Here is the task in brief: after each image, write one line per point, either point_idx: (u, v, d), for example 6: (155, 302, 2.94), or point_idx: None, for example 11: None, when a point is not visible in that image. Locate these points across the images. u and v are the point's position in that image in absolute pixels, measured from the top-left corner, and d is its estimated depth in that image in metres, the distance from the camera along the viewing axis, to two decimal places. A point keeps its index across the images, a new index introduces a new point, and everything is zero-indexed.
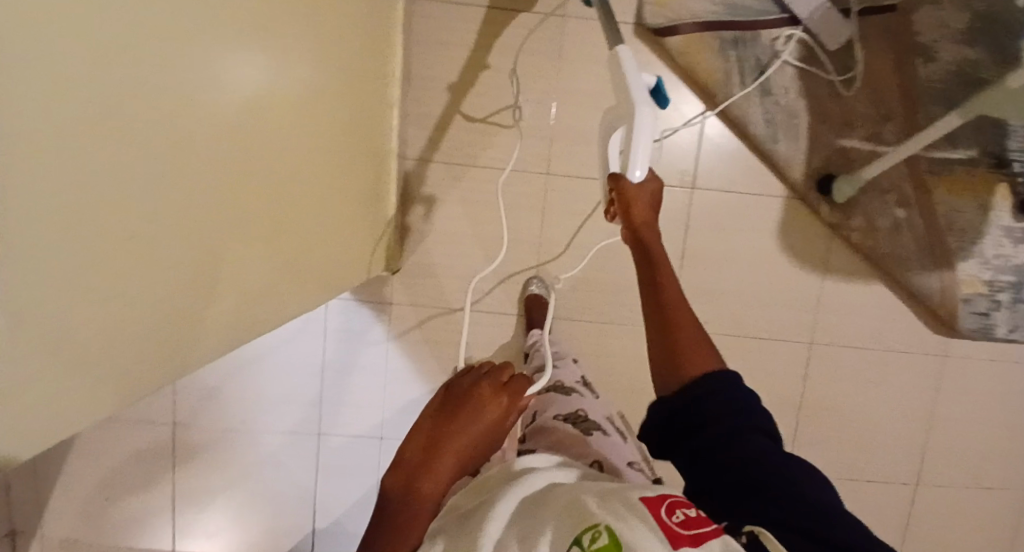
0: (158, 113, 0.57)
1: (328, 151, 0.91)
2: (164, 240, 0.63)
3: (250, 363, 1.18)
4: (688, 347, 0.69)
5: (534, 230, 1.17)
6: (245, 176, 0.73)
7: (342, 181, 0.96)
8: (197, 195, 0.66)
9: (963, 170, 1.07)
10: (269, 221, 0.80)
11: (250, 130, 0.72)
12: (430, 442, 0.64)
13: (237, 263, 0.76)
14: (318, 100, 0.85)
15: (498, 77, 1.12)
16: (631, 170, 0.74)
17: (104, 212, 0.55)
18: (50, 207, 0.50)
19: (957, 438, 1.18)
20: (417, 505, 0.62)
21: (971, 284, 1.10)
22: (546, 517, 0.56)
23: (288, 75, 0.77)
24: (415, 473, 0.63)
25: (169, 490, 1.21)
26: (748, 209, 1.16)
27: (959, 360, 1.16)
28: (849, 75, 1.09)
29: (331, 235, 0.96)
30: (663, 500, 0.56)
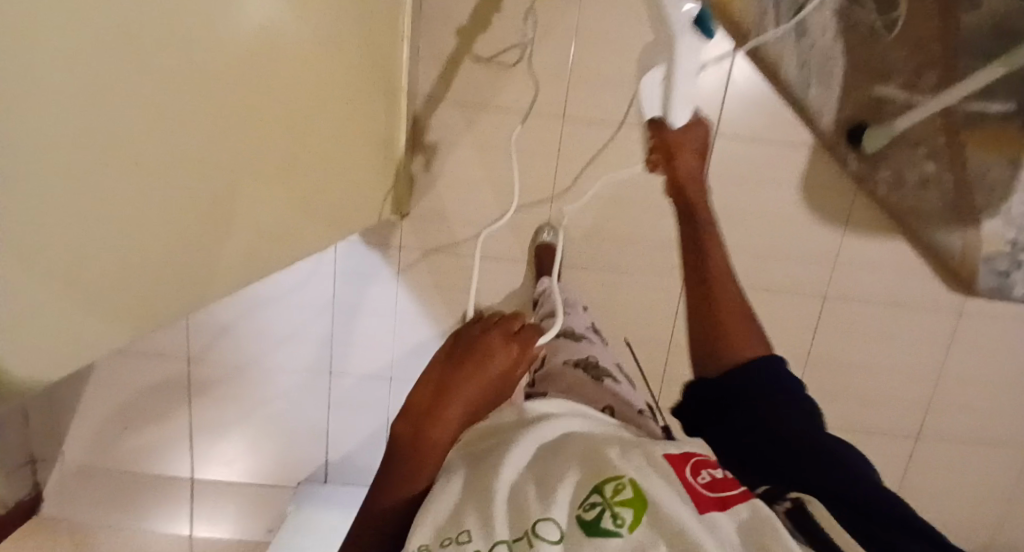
0: (144, 69, 0.52)
1: (334, 97, 0.85)
2: (164, 204, 0.58)
3: (261, 300, 1.17)
4: (731, 325, 0.72)
5: (549, 177, 1.12)
6: (245, 133, 0.68)
7: (349, 125, 0.90)
8: (198, 154, 0.61)
9: (996, 126, 1.02)
10: (275, 175, 0.75)
11: (247, 83, 0.66)
12: (437, 388, 0.57)
13: (242, 220, 0.71)
14: (320, 43, 0.78)
15: (514, 11, 1.04)
16: (674, 121, 0.90)
17: (94, 185, 0.50)
18: (28, 187, 0.45)
19: (961, 393, 1.20)
20: (425, 454, 0.55)
21: (993, 242, 1.08)
22: (564, 460, 0.52)
23: (284, 19, 0.70)
24: (422, 421, 0.56)
25: (184, 424, 1.23)
26: (773, 158, 1.11)
27: (973, 318, 1.16)
28: (891, 16, 1.01)
29: (340, 184, 0.92)
30: (687, 459, 0.53)
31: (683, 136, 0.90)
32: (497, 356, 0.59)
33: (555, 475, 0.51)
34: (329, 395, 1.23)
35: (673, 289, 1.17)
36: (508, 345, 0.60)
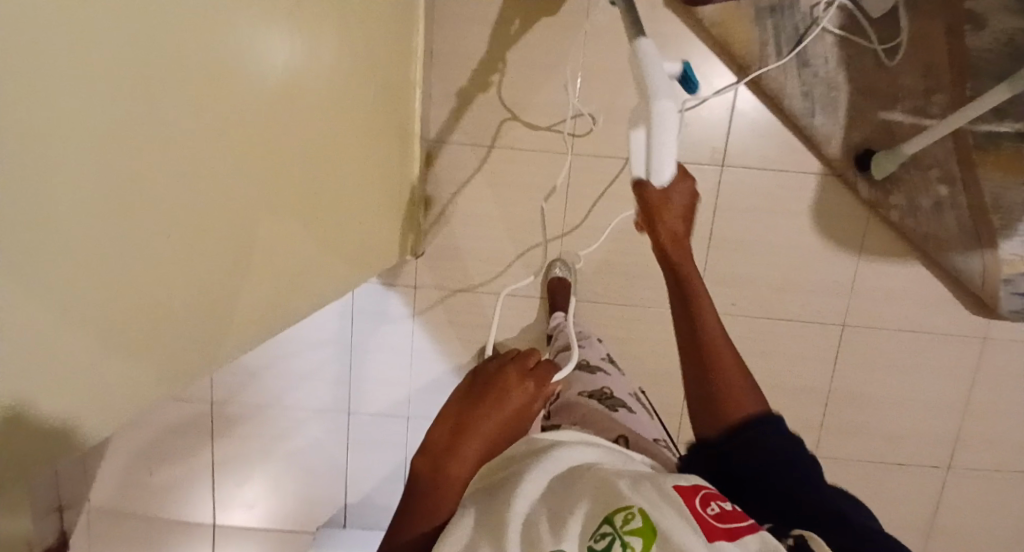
0: (191, 116, 0.55)
1: (353, 142, 0.88)
2: (201, 245, 0.61)
3: (283, 341, 1.19)
4: (729, 395, 0.61)
5: (560, 213, 1.14)
6: (273, 176, 0.71)
7: (367, 169, 0.94)
8: (231, 196, 0.64)
9: (1012, 146, 1.02)
10: (298, 218, 0.78)
11: (278, 129, 0.69)
12: (453, 427, 0.57)
13: (266, 262, 0.73)
14: (342, 91, 0.82)
15: (522, 54, 1.07)
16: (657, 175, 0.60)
17: (146, 224, 0.53)
18: (93, 227, 0.47)
19: (992, 422, 1.16)
20: (443, 492, 0.56)
21: (1014, 264, 1.06)
22: (577, 493, 0.54)
23: (312, 69, 0.74)
24: (440, 459, 0.56)
25: (207, 464, 1.24)
26: (784, 186, 1.11)
27: (999, 344, 1.13)
28: (893, 44, 1.03)
29: (358, 227, 0.95)
30: (696, 490, 0.53)
31: (667, 198, 0.61)
32: (515, 395, 0.58)
33: (568, 506, 0.53)
34: (347, 435, 1.24)
35: None
36: (524, 383, 0.59)
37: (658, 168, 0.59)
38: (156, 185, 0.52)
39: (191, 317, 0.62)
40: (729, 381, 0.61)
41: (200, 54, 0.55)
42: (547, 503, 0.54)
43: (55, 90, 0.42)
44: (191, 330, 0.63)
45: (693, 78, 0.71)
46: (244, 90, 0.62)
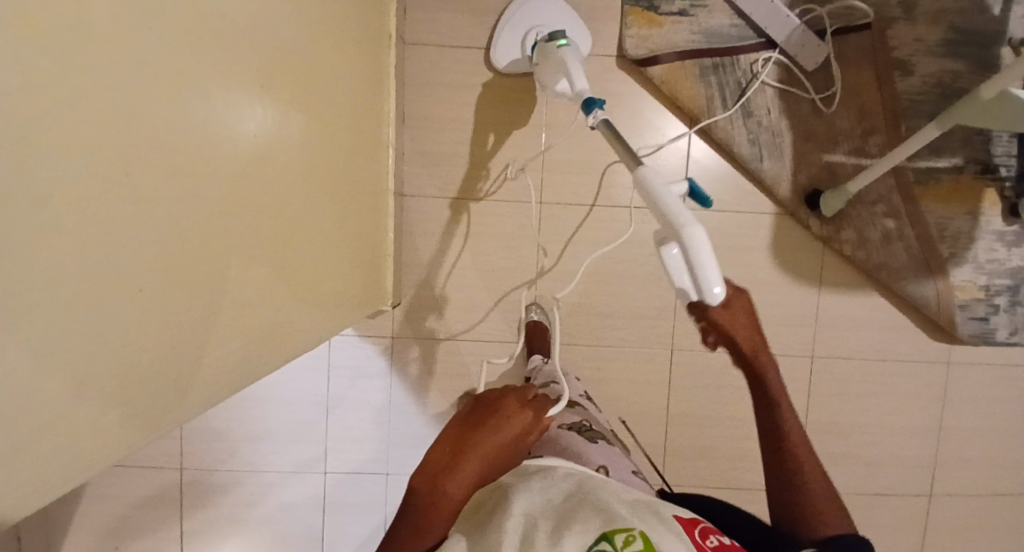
0: (180, 139, 0.57)
1: (338, 189, 0.92)
2: (200, 267, 0.62)
3: (254, 401, 1.18)
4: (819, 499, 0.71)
5: (531, 260, 1.18)
6: (266, 211, 0.73)
7: (351, 217, 0.97)
8: (226, 224, 0.66)
9: (949, 179, 1.11)
10: (291, 255, 0.80)
11: (271, 164, 0.73)
12: (454, 448, 0.61)
13: (258, 297, 0.74)
14: (326, 138, 0.86)
15: (489, 112, 1.15)
16: (709, 288, 0.62)
17: (146, 238, 0.54)
18: (96, 228, 0.49)
19: (966, 444, 1.19)
20: (433, 514, 0.59)
21: (967, 289, 1.12)
22: (575, 507, 0.55)
23: (301, 115, 0.79)
24: (437, 477, 0.59)
25: (176, 537, 1.19)
26: (743, 226, 1.17)
27: (962, 366, 1.18)
28: (828, 93, 1.12)
29: (344, 278, 0.97)
30: (695, 523, 0.56)
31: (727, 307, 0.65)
32: (513, 420, 0.64)
33: (567, 522, 0.53)
34: (323, 497, 1.20)
35: (661, 359, 1.19)
36: (523, 410, 0.65)
37: (706, 281, 0.62)
38: (153, 202, 0.54)
39: (194, 350, 0.63)
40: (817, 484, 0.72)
41: (194, 84, 0.58)
42: (543, 520, 0.53)
43: (60, 110, 0.45)
44: (195, 365, 0.63)
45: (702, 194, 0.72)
46: (236, 130, 0.65)
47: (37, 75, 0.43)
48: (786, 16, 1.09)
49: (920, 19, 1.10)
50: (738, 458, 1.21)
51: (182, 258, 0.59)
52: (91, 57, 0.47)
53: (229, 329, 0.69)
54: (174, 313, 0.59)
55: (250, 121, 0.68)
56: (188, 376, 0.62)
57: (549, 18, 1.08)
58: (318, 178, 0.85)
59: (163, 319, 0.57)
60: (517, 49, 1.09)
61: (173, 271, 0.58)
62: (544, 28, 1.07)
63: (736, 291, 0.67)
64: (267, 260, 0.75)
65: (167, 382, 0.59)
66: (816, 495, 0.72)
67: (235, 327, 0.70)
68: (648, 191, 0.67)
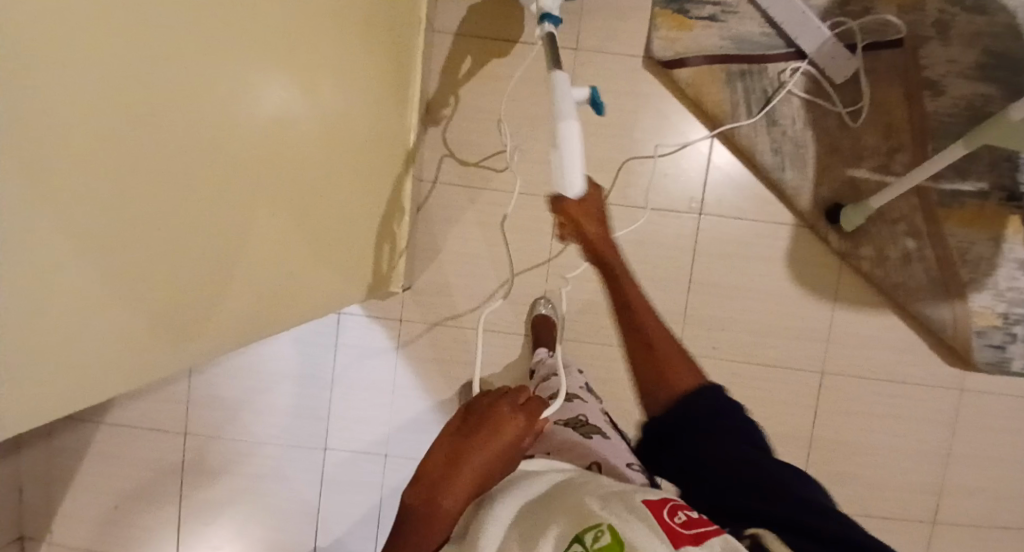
0: (208, 99, 0.58)
1: (359, 167, 0.93)
2: (213, 226, 0.63)
3: (263, 373, 1.20)
4: (666, 356, 0.72)
5: (544, 254, 1.18)
6: (283, 178, 0.74)
7: (370, 195, 0.98)
8: (243, 187, 0.67)
9: (974, 203, 1.09)
10: (306, 223, 0.82)
11: (296, 134, 0.75)
12: (447, 459, 0.59)
13: (267, 261, 0.76)
14: (352, 116, 0.88)
15: (514, 104, 1.16)
16: (569, 184, 0.68)
17: (159, 191, 0.55)
18: (118, 172, 0.50)
19: (974, 474, 1.16)
20: (434, 523, 0.57)
21: (985, 316, 1.10)
22: (550, 510, 0.52)
23: (329, 89, 0.80)
24: (435, 489, 0.58)
25: (176, 501, 1.21)
26: (759, 235, 1.16)
27: (975, 395, 1.15)
28: (856, 107, 1.11)
29: (355, 255, 0.98)
30: (665, 503, 0.52)
31: (584, 201, 0.70)
32: (506, 428, 0.61)
33: (540, 530, 0.50)
34: (322, 473, 1.21)
35: None
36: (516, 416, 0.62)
37: (568, 179, 0.68)
38: (173, 157, 0.56)
39: (194, 299, 0.64)
40: (666, 345, 0.73)
41: (227, 47, 0.60)
42: (518, 531, 0.51)
43: (104, 59, 0.46)
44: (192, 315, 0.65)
45: (599, 101, 0.83)
46: (264, 97, 0.67)
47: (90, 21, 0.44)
48: (818, 27, 1.09)
49: (954, 40, 1.09)
50: None
51: (196, 210, 0.60)
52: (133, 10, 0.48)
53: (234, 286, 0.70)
54: (180, 260, 0.60)
55: (279, 90, 0.69)
56: (181, 324, 0.64)
57: None
58: (342, 154, 0.87)
59: (169, 265, 0.59)
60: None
61: (186, 221, 0.59)
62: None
63: (592, 186, 0.71)
64: (282, 226, 0.77)
65: (159, 325, 0.61)
66: (667, 352, 0.72)
67: (238, 286, 0.71)
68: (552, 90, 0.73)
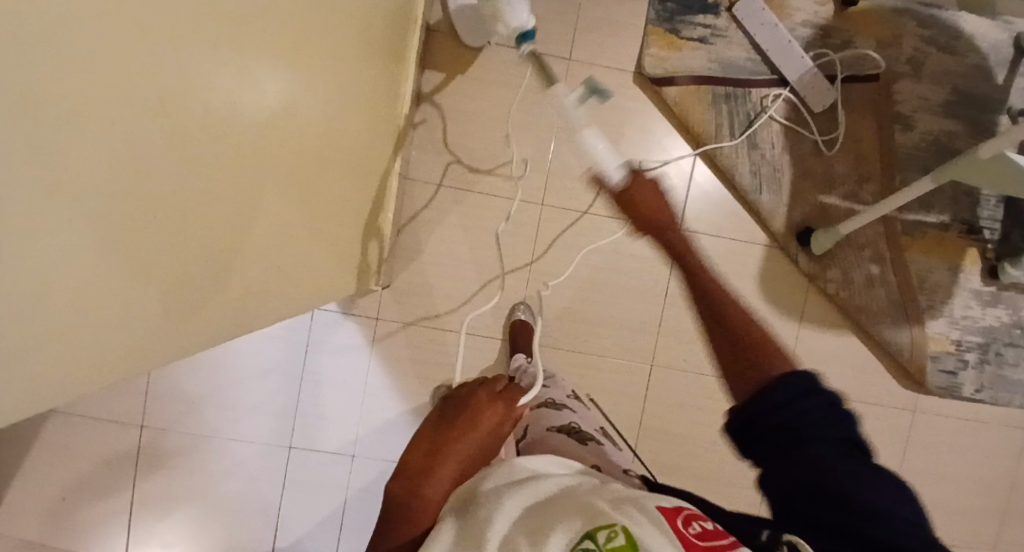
0: (208, 71, 0.56)
1: (353, 162, 0.92)
2: (191, 204, 0.60)
3: (226, 366, 1.16)
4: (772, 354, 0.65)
5: (527, 259, 1.19)
6: (276, 165, 0.72)
7: (359, 189, 0.96)
8: (230, 165, 0.64)
9: (935, 233, 1.17)
10: (295, 214, 0.80)
11: (295, 120, 0.73)
12: (429, 450, 0.68)
13: (251, 250, 0.73)
14: (351, 107, 0.86)
15: (506, 110, 1.17)
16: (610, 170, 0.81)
17: (141, 159, 0.52)
18: (107, 132, 0.47)
19: (924, 493, 1.23)
20: (420, 508, 0.62)
21: (939, 341, 1.18)
22: (562, 509, 0.54)
23: (332, 79, 0.79)
24: (420, 476, 0.65)
25: (128, 496, 1.15)
26: (736, 253, 1.19)
27: (927, 416, 1.22)
28: (831, 136, 1.16)
29: (341, 251, 0.96)
30: (678, 510, 0.53)
31: (635, 188, 0.79)
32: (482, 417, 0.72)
33: (551, 523, 0.52)
34: (284, 472, 1.18)
35: (642, 374, 1.21)
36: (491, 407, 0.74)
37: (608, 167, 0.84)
38: (162, 129, 0.53)
39: (176, 275, 0.62)
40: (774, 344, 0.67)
41: (231, 21, 0.58)
42: (529, 526, 0.53)
43: (108, 17, 0.44)
44: (173, 289, 0.63)
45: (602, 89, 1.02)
46: (265, 81, 0.65)
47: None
48: (800, 57, 1.13)
49: (926, 78, 1.16)
50: (703, 482, 1.22)
51: (187, 184, 0.58)
52: None
53: (213, 268, 0.67)
54: (163, 235, 0.58)
55: (282, 72, 0.68)
56: (148, 300, 0.60)
57: None
58: (338, 146, 0.85)
59: (153, 236, 0.56)
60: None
61: (176, 194, 0.57)
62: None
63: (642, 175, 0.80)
64: (269, 216, 0.74)
65: (136, 300, 0.58)
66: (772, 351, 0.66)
67: (223, 269, 0.69)
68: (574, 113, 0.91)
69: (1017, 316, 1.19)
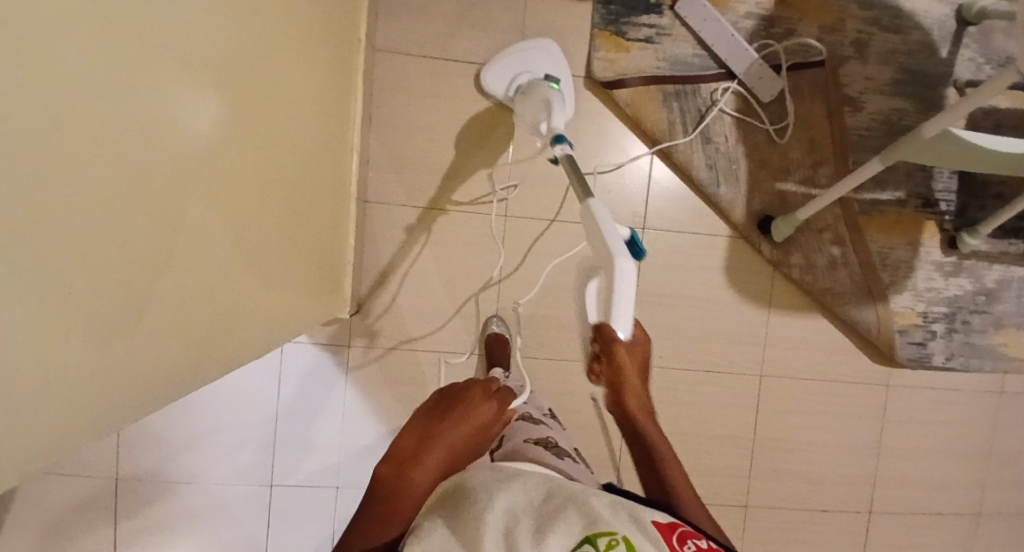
0: (147, 126, 0.55)
1: (308, 190, 0.91)
2: (150, 259, 0.59)
3: (200, 407, 1.14)
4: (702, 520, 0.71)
5: (494, 270, 1.19)
6: (227, 206, 0.71)
7: (315, 217, 0.95)
8: (183, 216, 0.63)
9: (892, 210, 1.19)
10: (252, 252, 0.79)
11: (243, 156, 0.72)
12: (421, 436, 0.67)
13: (214, 297, 0.72)
14: (301, 136, 0.86)
15: (461, 125, 1.16)
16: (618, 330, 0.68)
17: (95, 225, 0.51)
18: (59, 202, 0.46)
19: (904, 463, 1.25)
20: (405, 495, 0.62)
21: (906, 316, 1.21)
22: (559, 505, 0.53)
23: (279, 111, 0.78)
24: (407, 463, 0.64)
25: (110, 546, 1.13)
26: (701, 247, 1.20)
27: (901, 388, 1.24)
28: (782, 124, 1.18)
29: (304, 280, 0.96)
30: (673, 528, 0.54)
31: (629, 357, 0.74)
32: (478, 411, 0.71)
33: (550, 521, 0.51)
34: (268, 507, 1.16)
35: None
36: (487, 403, 0.73)
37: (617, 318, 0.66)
38: (109, 190, 0.52)
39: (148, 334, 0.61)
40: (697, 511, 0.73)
41: (169, 70, 0.57)
42: (528, 517, 0.52)
43: (45, 88, 0.43)
44: (141, 350, 0.61)
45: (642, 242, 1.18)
46: (198, 119, 0.63)
47: (17, 35, 0.41)
48: (746, 50, 1.15)
49: (870, 60, 1.18)
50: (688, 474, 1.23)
51: (142, 236, 0.57)
52: (64, 31, 0.45)
53: (179, 320, 0.66)
54: (126, 293, 0.57)
55: (220, 109, 0.66)
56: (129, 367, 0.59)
57: (538, 63, 1.13)
58: (291, 177, 0.84)
59: (117, 297, 0.55)
60: (504, 84, 1.13)
61: (129, 249, 0.56)
62: (535, 73, 1.12)
63: (639, 337, 0.77)
64: (229, 257, 0.73)
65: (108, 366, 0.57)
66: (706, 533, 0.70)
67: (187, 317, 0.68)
68: (594, 222, 0.69)
69: (979, 285, 1.22)
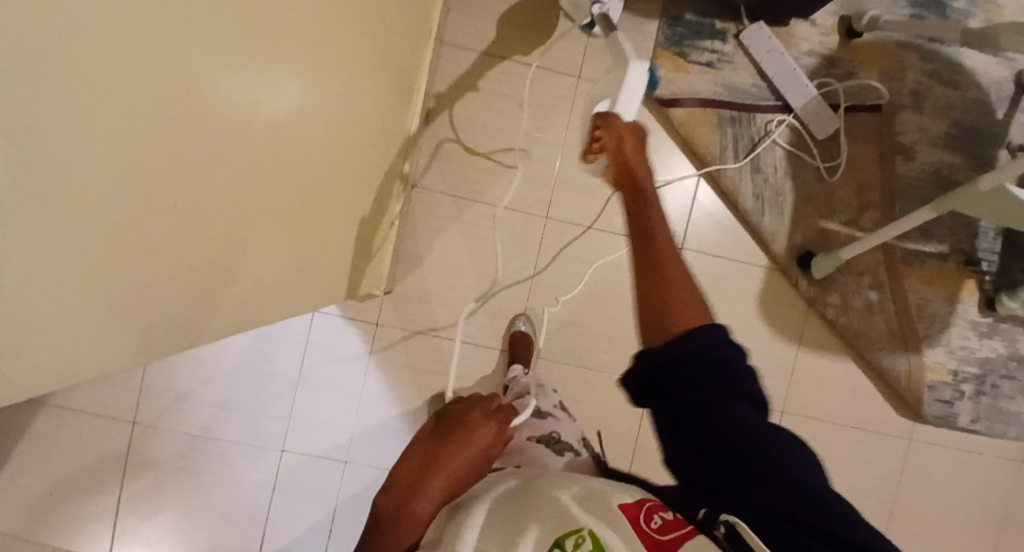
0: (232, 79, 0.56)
1: (365, 164, 0.92)
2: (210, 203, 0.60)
3: (222, 368, 1.15)
4: (678, 305, 0.66)
5: (528, 271, 1.19)
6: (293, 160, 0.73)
7: (367, 193, 0.96)
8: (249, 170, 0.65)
9: (934, 263, 1.18)
10: (305, 212, 0.79)
11: (314, 119, 0.74)
12: (420, 466, 0.67)
13: (260, 250, 0.73)
14: (368, 111, 0.87)
15: (514, 126, 1.18)
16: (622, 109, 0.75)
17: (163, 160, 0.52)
18: (139, 125, 0.48)
19: (918, 521, 1.22)
20: (406, 526, 0.62)
21: (937, 371, 1.19)
22: (526, 511, 0.54)
23: (354, 82, 0.81)
24: (407, 495, 0.64)
25: (117, 494, 1.14)
26: (737, 274, 1.20)
27: (923, 443, 1.22)
28: (834, 163, 1.18)
29: (346, 252, 0.96)
30: (641, 507, 0.54)
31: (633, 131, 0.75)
32: (480, 432, 0.71)
33: (521, 525, 0.52)
34: (274, 478, 1.16)
35: None
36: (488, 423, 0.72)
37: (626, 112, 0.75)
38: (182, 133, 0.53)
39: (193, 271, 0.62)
40: (683, 289, 0.67)
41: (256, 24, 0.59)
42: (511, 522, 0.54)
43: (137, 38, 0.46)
44: (184, 281, 0.62)
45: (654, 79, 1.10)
46: (283, 78, 0.65)
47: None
48: (805, 84, 1.16)
49: (928, 111, 1.18)
50: None
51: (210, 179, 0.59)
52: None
53: (224, 264, 0.67)
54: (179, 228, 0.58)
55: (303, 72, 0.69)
56: (161, 300, 0.60)
57: None
58: (353, 148, 0.86)
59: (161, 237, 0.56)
60: None
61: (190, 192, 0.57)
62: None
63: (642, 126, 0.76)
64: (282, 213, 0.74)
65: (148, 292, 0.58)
66: (686, 301, 0.66)
67: (233, 263, 0.69)
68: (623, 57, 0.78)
69: (1013, 348, 1.20)
